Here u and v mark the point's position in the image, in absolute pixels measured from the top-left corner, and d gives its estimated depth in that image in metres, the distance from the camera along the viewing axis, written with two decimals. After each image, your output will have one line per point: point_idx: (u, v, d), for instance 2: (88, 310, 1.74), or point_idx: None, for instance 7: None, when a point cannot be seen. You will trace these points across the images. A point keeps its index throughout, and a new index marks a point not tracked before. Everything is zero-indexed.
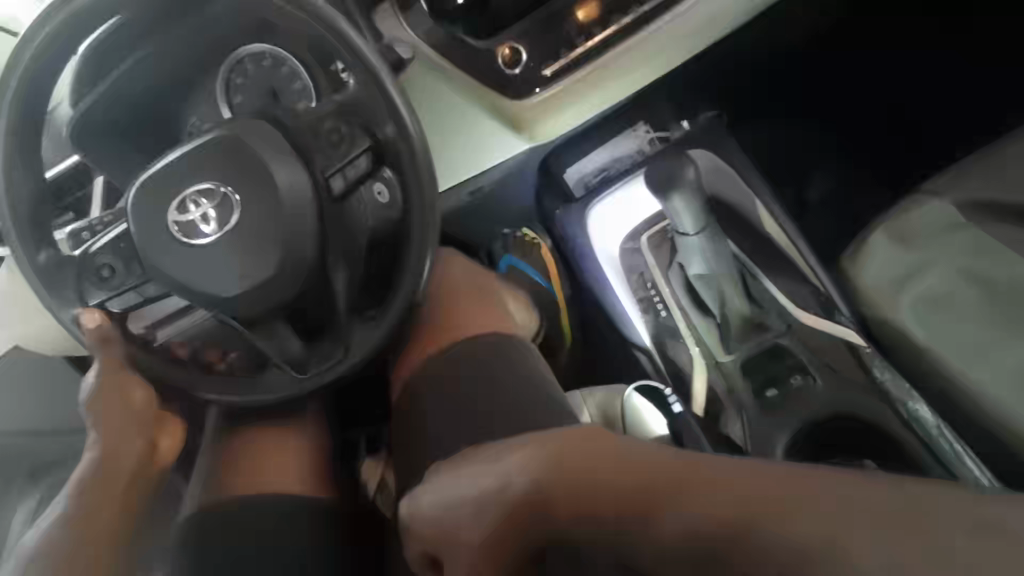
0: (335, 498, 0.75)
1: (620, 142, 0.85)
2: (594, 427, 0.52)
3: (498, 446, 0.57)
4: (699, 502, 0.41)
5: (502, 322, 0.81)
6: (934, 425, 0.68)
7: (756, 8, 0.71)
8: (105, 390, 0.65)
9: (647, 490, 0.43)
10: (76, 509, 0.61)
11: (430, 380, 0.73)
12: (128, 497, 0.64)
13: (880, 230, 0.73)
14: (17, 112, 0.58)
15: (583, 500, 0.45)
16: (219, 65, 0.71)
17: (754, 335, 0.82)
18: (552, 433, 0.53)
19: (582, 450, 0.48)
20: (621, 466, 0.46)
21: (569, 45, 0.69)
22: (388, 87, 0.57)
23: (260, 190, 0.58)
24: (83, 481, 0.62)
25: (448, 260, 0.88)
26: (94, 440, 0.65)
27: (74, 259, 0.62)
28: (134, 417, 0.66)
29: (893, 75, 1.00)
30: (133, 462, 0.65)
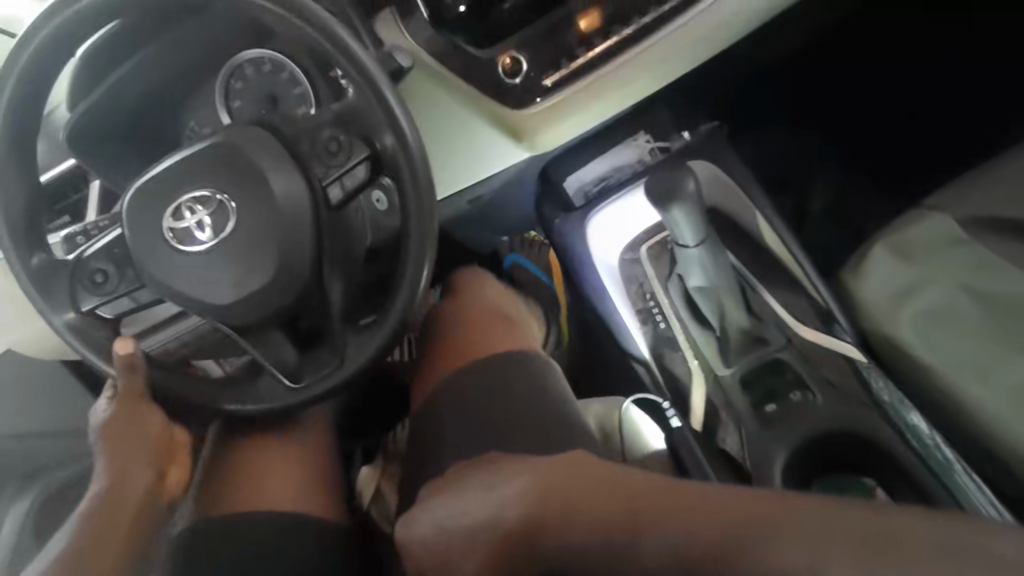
0: (345, 518, 0.74)
1: (620, 151, 0.83)
2: (581, 453, 0.53)
3: (493, 466, 0.57)
4: (689, 522, 0.41)
5: (515, 337, 0.80)
6: (929, 436, 0.68)
7: (771, 11, 0.69)
8: (121, 416, 0.65)
9: (634, 513, 0.44)
10: (78, 539, 0.61)
11: (445, 395, 0.72)
12: (134, 527, 0.64)
13: (880, 245, 0.72)
14: (10, 121, 0.58)
15: (577, 523, 0.45)
16: (220, 69, 0.69)
17: (753, 349, 0.81)
18: (541, 460, 0.54)
19: (563, 468, 0.50)
20: (611, 490, 0.46)
21: (570, 55, 0.69)
22: (385, 93, 0.57)
23: (257, 198, 0.57)
24: (89, 511, 0.62)
25: (477, 281, 0.87)
26: (104, 469, 0.65)
27: (68, 263, 0.62)
28: (147, 444, 0.66)
29: (895, 87, 1.00)
30: (142, 492, 0.66)
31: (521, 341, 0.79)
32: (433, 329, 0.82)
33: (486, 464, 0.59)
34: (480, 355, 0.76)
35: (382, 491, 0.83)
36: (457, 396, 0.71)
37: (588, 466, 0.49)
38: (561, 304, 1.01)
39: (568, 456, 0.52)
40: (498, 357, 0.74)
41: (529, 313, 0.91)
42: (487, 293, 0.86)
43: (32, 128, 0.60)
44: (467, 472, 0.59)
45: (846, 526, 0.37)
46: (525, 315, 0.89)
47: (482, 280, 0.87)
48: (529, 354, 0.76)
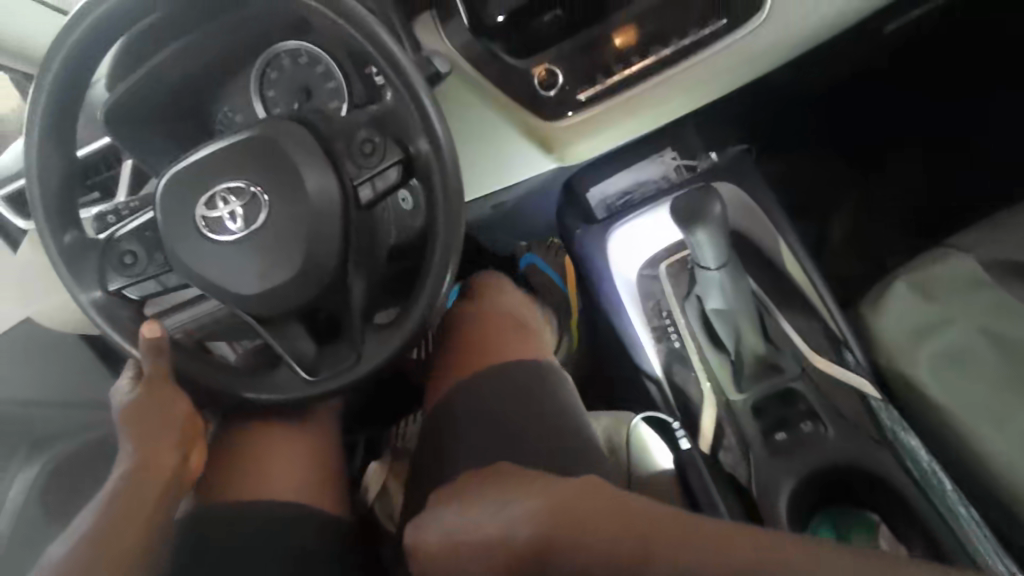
0: (345, 514, 0.75)
1: (646, 166, 0.83)
2: (591, 480, 0.51)
3: (515, 481, 0.56)
4: (699, 553, 0.41)
5: (529, 343, 0.80)
6: (928, 464, 0.68)
7: (819, 37, 0.68)
8: (146, 399, 0.65)
9: (642, 537, 0.43)
10: (98, 522, 0.59)
11: (458, 398, 0.73)
12: (155, 513, 0.63)
13: (903, 280, 0.72)
14: (53, 97, 0.59)
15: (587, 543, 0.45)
16: (257, 57, 0.71)
17: (768, 376, 0.80)
18: (554, 483, 0.53)
19: (564, 489, 0.51)
20: (614, 512, 0.46)
21: (606, 71, 0.69)
22: (423, 99, 0.57)
23: (289, 193, 0.58)
24: (112, 495, 0.62)
25: (498, 285, 0.88)
26: (127, 454, 0.64)
27: (101, 242, 0.63)
28: (171, 431, 0.66)
29: (922, 124, 1.00)
30: (166, 479, 0.65)
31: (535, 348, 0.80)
32: (450, 329, 0.83)
33: (505, 474, 0.59)
34: (493, 361, 0.76)
35: (387, 488, 0.85)
36: (474, 398, 0.72)
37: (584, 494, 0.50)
38: (571, 305, 0.99)
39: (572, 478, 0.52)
40: (510, 368, 0.75)
41: (543, 320, 0.91)
42: (505, 298, 0.87)
43: (73, 108, 0.60)
44: (476, 488, 0.59)
45: (848, 566, 0.38)
46: (540, 322, 0.89)
47: (502, 288, 0.88)
48: (545, 363, 0.78)
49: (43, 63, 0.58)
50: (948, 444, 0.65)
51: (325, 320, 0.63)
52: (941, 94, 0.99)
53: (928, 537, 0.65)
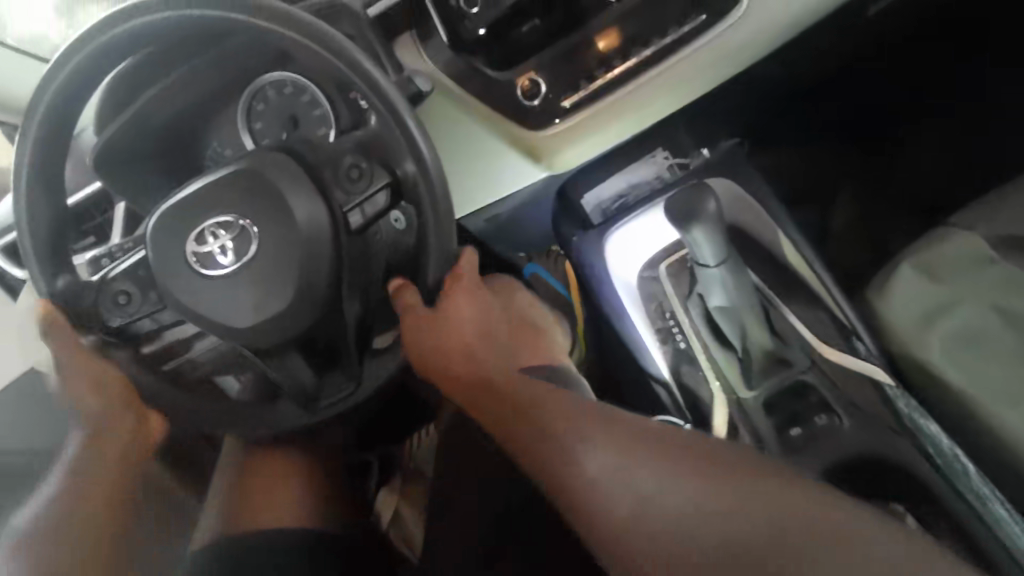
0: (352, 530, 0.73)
1: (638, 167, 0.82)
2: (605, 434, 0.59)
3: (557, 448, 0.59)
4: (706, 482, 0.55)
5: (541, 346, 0.77)
6: (948, 448, 0.68)
7: (801, 25, 0.68)
8: (81, 379, 0.62)
9: (665, 470, 0.56)
10: (78, 481, 0.63)
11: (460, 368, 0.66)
12: (125, 479, 0.64)
13: (908, 261, 0.70)
14: (38, 143, 0.59)
15: (593, 513, 0.55)
16: (242, 91, 0.71)
17: (777, 371, 0.79)
18: (596, 464, 0.57)
19: (558, 454, 0.58)
20: (648, 471, 0.56)
21: (589, 76, 0.68)
22: (406, 121, 0.57)
23: (278, 223, 0.57)
24: (78, 472, 0.63)
25: (506, 285, 0.86)
26: (83, 426, 0.64)
27: (94, 283, 0.62)
28: (120, 409, 0.64)
29: (914, 105, 0.99)
30: (122, 443, 0.64)
31: (546, 352, 0.77)
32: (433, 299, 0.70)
33: (539, 442, 0.60)
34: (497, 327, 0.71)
35: (399, 513, 0.86)
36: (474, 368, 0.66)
37: (580, 467, 0.57)
38: (578, 311, 1.01)
39: (558, 424, 0.60)
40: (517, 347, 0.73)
41: (553, 320, 0.90)
42: (517, 300, 0.85)
43: (59, 154, 0.60)
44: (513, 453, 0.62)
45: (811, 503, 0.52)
46: (549, 323, 0.88)
47: (513, 288, 0.86)
48: (561, 367, 0.75)
49: (28, 110, 0.58)
50: (965, 423, 0.65)
51: (324, 348, 0.62)
52: (932, 71, 0.97)
53: (945, 512, 0.68)
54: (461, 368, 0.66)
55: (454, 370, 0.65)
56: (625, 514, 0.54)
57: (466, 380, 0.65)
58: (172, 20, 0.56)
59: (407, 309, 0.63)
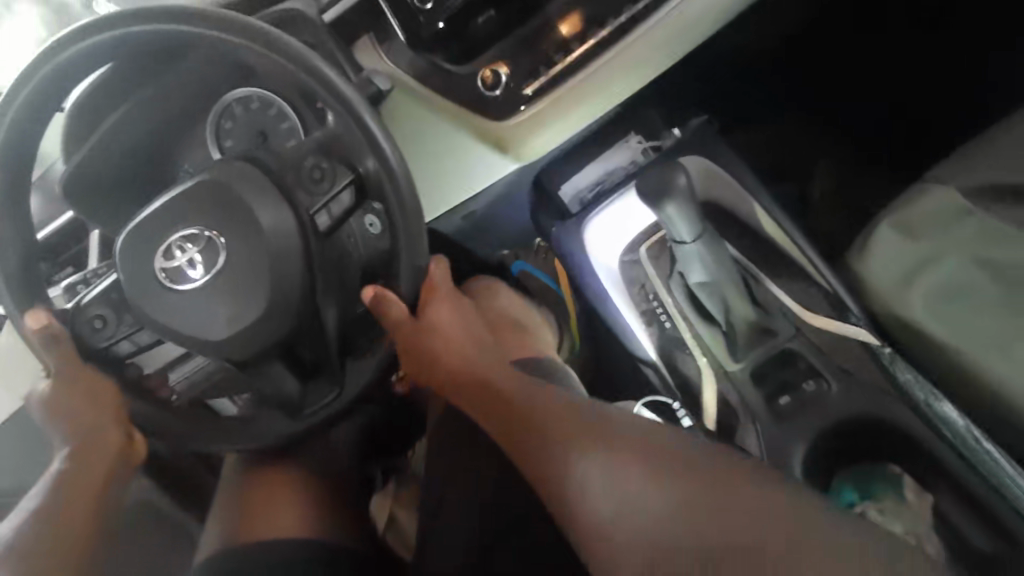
0: (352, 538, 0.72)
1: (611, 154, 0.83)
2: (600, 436, 0.59)
3: (553, 448, 0.59)
4: (693, 484, 0.53)
5: (526, 342, 0.81)
6: (966, 430, 0.62)
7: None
8: (73, 396, 0.60)
9: (656, 475, 0.55)
10: (53, 502, 0.59)
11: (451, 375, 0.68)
12: (100, 504, 0.61)
13: (887, 220, 0.69)
14: (2, 175, 0.59)
15: (577, 514, 0.56)
16: (209, 111, 0.71)
17: (763, 342, 0.79)
18: (590, 464, 0.57)
19: (552, 458, 0.59)
20: (636, 472, 0.55)
21: (548, 62, 0.68)
22: (365, 118, 0.57)
23: (245, 231, 0.57)
24: (59, 486, 0.59)
25: (485, 288, 0.88)
26: (67, 444, 0.61)
27: (68, 311, 0.62)
28: (113, 428, 0.61)
29: (884, 70, 0.99)
30: (108, 461, 0.61)
31: (535, 348, 0.81)
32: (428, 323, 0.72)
33: (532, 446, 0.60)
34: (487, 338, 0.73)
35: (395, 516, 0.83)
36: (466, 376, 0.67)
37: (570, 472, 0.57)
38: (570, 306, 0.98)
39: (554, 429, 0.60)
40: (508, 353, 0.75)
41: (540, 319, 0.90)
42: (500, 301, 0.86)
43: (23, 183, 0.60)
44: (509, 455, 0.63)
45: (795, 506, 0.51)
46: (537, 322, 0.88)
47: (496, 288, 0.88)
48: (548, 360, 0.80)
49: None
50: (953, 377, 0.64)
51: (307, 357, 0.62)
52: (899, 35, 0.97)
53: (949, 476, 0.68)
54: (458, 368, 0.68)
55: (448, 371, 0.67)
56: (605, 520, 0.54)
57: (462, 382, 0.67)
58: (123, 37, 0.56)
59: (394, 323, 0.61)
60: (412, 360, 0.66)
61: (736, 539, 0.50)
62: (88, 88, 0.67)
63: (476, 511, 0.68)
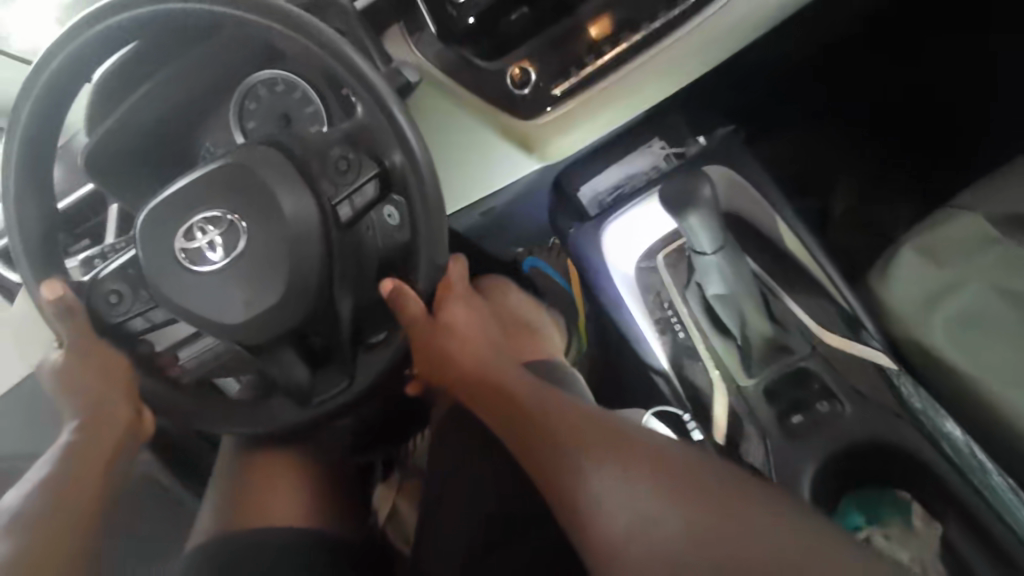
0: (347, 530, 0.73)
1: (634, 158, 0.83)
2: (612, 445, 0.58)
3: (565, 455, 0.58)
4: (706, 500, 0.53)
5: (538, 345, 0.81)
6: (964, 443, 0.65)
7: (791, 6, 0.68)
8: (86, 370, 0.60)
9: (669, 490, 0.54)
10: (61, 473, 0.58)
11: (463, 376, 0.67)
12: (107, 479, 0.60)
13: (909, 245, 0.69)
14: (27, 144, 0.59)
15: (589, 527, 0.54)
16: (234, 91, 0.71)
17: (777, 358, 0.79)
18: (602, 476, 0.56)
19: (565, 465, 0.57)
20: (648, 484, 0.54)
21: (579, 63, 0.68)
22: (392, 109, 0.57)
23: (268, 216, 0.57)
24: (66, 460, 0.59)
25: (497, 289, 0.87)
26: (77, 418, 0.61)
27: (84, 284, 0.61)
28: (123, 403, 0.61)
29: (915, 91, 0.98)
30: (118, 435, 0.61)
31: (545, 349, 0.82)
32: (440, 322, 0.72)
33: (545, 451, 0.59)
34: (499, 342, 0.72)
35: (397, 509, 0.81)
36: (478, 378, 0.67)
37: (584, 480, 0.56)
38: (579, 305, 0.97)
39: (567, 437, 0.59)
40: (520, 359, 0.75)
41: (552, 322, 0.89)
42: (511, 300, 0.86)
43: (48, 152, 0.60)
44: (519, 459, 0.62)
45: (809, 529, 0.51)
46: (548, 324, 0.87)
47: (506, 287, 0.88)
48: (556, 363, 0.80)
49: (14, 111, 0.58)
50: (965, 406, 0.64)
51: (317, 344, 0.62)
52: (931, 57, 0.96)
53: (944, 489, 0.66)
54: (469, 368, 0.68)
55: (459, 370, 0.67)
56: (618, 533, 0.53)
57: (474, 382, 0.67)
58: (153, 13, 0.56)
59: (411, 319, 0.61)
60: (425, 358, 0.67)
61: (748, 555, 0.49)
62: (116, 62, 0.67)
63: (480, 509, 0.67)
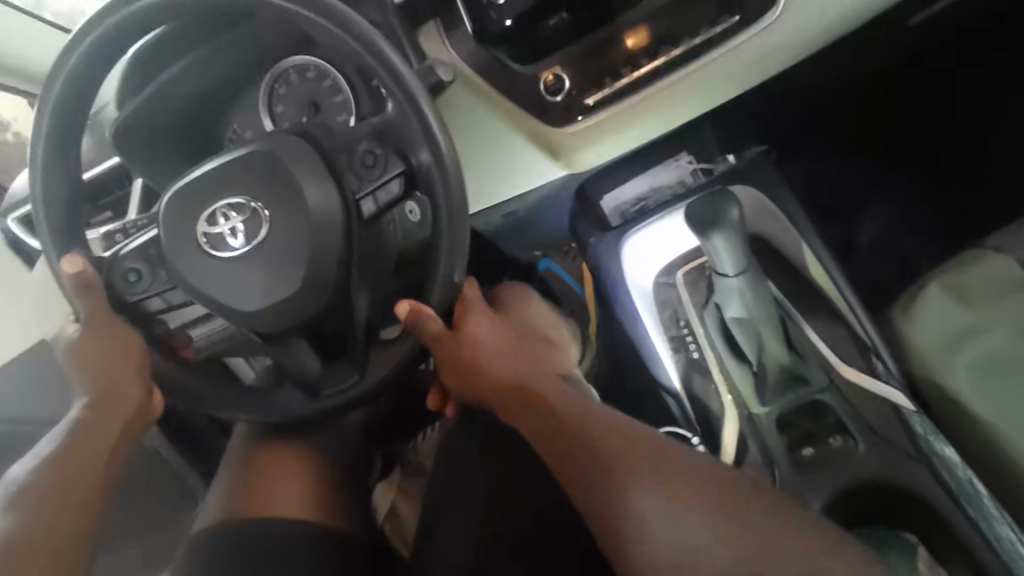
0: (347, 522, 0.72)
1: (660, 171, 0.78)
2: (650, 458, 0.56)
3: (603, 469, 0.55)
4: (748, 519, 0.52)
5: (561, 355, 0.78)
6: (959, 466, 0.63)
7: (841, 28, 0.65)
8: (100, 347, 0.60)
9: (709, 509, 0.52)
10: (68, 448, 0.58)
11: (491, 382, 0.66)
12: (114, 457, 0.60)
13: (936, 285, 0.67)
14: (58, 117, 0.59)
15: (632, 553, 0.51)
16: (264, 75, 0.69)
17: (793, 389, 0.78)
18: (646, 495, 0.53)
19: (601, 481, 0.55)
20: (690, 502, 0.53)
21: (615, 74, 0.67)
22: (422, 106, 0.56)
23: (290, 207, 0.57)
24: (74, 435, 0.58)
25: (522, 297, 0.83)
26: (86, 395, 0.60)
27: (104, 260, 0.62)
28: (133, 383, 0.61)
29: (963, 123, 0.94)
30: (127, 415, 0.61)
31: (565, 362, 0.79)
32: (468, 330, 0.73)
33: (582, 465, 0.56)
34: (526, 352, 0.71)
35: (398, 510, 0.83)
36: (507, 387, 0.66)
37: (623, 497, 0.53)
38: (591, 310, 0.96)
39: (605, 455, 0.56)
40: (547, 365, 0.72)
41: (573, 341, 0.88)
42: (531, 307, 0.83)
43: (78, 126, 0.60)
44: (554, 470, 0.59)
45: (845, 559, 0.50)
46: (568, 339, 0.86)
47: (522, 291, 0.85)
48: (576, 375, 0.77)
49: (46, 84, 0.58)
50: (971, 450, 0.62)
51: (330, 335, 0.62)
52: (978, 88, 0.93)
53: (949, 532, 0.64)
54: (498, 377, 0.67)
55: (490, 379, 0.66)
56: (661, 553, 0.50)
57: (508, 391, 0.66)
58: None
59: (435, 335, 0.60)
60: (455, 374, 0.66)
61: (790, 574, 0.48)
62: (146, 42, 0.67)
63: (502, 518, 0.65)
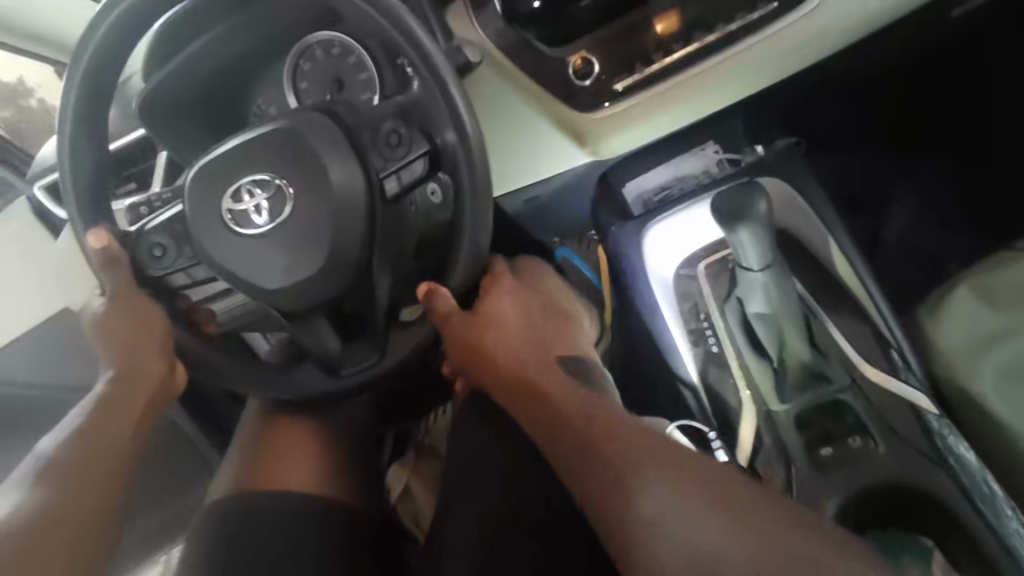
0: (354, 498, 0.73)
1: (685, 160, 0.78)
2: (655, 455, 0.54)
3: (605, 464, 0.54)
4: (758, 516, 0.48)
5: (577, 338, 0.77)
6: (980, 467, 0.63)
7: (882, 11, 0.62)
8: (124, 319, 0.60)
9: (714, 505, 0.49)
10: (92, 422, 0.59)
11: (493, 363, 0.68)
12: (138, 432, 0.61)
13: (966, 287, 0.72)
14: (87, 90, 0.59)
15: (643, 557, 0.48)
16: (289, 50, 0.69)
17: (812, 387, 0.76)
18: (649, 492, 0.51)
19: (606, 474, 0.54)
20: (693, 497, 0.49)
21: (645, 59, 0.65)
22: (448, 85, 0.55)
23: (314, 185, 0.56)
24: (99, 410, 0.60)
25: (541, 276, 0.82)
26: (111, 368, 0.61)
27: (128, 234, 0.62)
28: (157, 359, 0.62)
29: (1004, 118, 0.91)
30: (150, 391, 0.62)
31: (579, 339, 0.77)
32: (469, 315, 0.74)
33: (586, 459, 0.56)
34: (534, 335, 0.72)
35: (411, 491, 0.82)
36: (512, 370, 0.67)
37: (626, 495, 0.51)
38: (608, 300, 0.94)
39: (609, 451, 0.55)
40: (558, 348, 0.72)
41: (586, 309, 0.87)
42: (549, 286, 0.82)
43: (105, 98, 0.60)
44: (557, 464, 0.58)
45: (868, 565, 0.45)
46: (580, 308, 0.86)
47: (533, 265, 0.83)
48: (594, 359, 0.76)
49: (75, 54, 0.58)
50: None
51: (350, 315, 0.63)
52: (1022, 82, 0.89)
53: (968, 536, 0.62)
54: (502, 360, 0.67)
55: (494, 362, 0.68)
56: (666, 551, 0.47)
57: (513, 376, 0.66)
58: None
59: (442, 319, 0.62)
60: (462, 354, 0.69)
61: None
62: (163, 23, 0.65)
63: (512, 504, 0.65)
